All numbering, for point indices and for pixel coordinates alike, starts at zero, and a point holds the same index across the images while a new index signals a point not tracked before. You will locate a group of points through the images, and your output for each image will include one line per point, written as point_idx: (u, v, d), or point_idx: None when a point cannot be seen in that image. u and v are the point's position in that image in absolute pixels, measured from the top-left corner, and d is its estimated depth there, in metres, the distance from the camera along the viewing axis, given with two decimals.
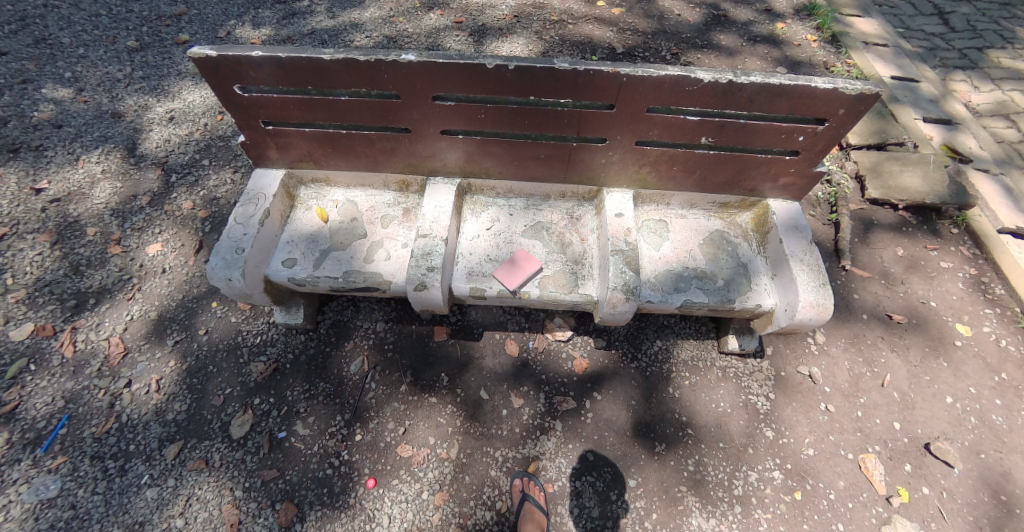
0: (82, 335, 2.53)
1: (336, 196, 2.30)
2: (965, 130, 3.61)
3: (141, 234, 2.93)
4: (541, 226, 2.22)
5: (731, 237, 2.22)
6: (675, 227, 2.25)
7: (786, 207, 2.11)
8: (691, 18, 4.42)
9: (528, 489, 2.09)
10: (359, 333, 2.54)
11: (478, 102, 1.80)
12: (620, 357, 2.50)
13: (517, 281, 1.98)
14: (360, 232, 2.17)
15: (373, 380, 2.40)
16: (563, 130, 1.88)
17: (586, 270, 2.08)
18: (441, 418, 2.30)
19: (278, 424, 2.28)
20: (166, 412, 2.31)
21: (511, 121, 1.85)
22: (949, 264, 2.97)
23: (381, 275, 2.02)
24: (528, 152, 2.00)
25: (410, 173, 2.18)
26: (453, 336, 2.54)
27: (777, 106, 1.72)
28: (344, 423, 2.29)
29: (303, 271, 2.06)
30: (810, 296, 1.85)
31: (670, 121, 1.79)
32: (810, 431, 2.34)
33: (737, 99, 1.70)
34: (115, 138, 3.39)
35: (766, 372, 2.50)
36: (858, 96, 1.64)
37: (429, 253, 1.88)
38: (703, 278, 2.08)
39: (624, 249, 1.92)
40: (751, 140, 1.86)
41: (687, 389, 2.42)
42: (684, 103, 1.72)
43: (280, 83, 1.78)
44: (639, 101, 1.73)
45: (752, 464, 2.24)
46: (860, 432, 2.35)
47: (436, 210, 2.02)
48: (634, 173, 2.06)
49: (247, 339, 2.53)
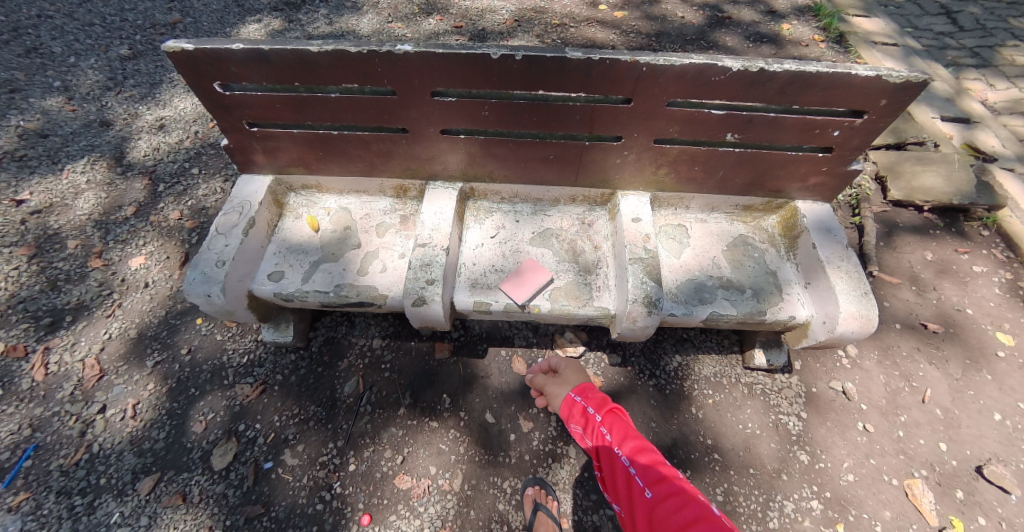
0: (56, 356, 2.35)
1: (328, 203, 2.10)
2: (983, 128, 3.47)
3: (124, 247, 2.78)
4: (549, 232, 2.02)
5: (756, 242, 2.02)
6: (696, 232, 2.03)
7: (815, 209, 1.93)
8: (695, 20, 4.30)
9: (540, 498, 1.94)
10: (353, 351, 2.35)
11: (481, 97, 1.61)
12: (636, 374, 2.30)
13: (526, 294, 1.77)
14: (353, 242, 1.98)
15: (369, 403, 2.21)
16: (574, 128, 1.68)
17: (601, 282, 1.87)
18: (443, 445, 2.10)
19: (265, 453, 2.10)
20: (142, 441, 2.12)
21: (518, 119, 1.67)
22: (983, 268, 2.79)
23: (375, 288, 1.82)
24: (535, 153, 1.81)
25: (407, 177, 1.98)
26: (455, 353, 2.34)
27: (813, 98, 1.52)
28: (336, 451, 2.09)
29: (291, 284, 1.86)
30: (851, 306, 1.67)
31: (692, 116, 1.59)
32: (848, 454, 2.14)
33: (768, 91, 1.50)
34: (102, 148, 3.26)
35: (794, 389, 2.31)
36: (902, 84, 1.45)
37: (428, 264, 1.70)
38: (729, 288, 1.87)
39: (642, 256, 1.73)
40: (782, 137, 1.66)
41: (711, 408, 2.23)
42: (708, 96, 1.53)
43: (264, 80, 1.59)
44: (659, 95, 1.53)
45: (787, 493, 2.04)
46: (902, 454, 2.15)
47: (436, 217, 1.84)
48: (651, 174, 1.85)
49: (233, 359, 2.36)
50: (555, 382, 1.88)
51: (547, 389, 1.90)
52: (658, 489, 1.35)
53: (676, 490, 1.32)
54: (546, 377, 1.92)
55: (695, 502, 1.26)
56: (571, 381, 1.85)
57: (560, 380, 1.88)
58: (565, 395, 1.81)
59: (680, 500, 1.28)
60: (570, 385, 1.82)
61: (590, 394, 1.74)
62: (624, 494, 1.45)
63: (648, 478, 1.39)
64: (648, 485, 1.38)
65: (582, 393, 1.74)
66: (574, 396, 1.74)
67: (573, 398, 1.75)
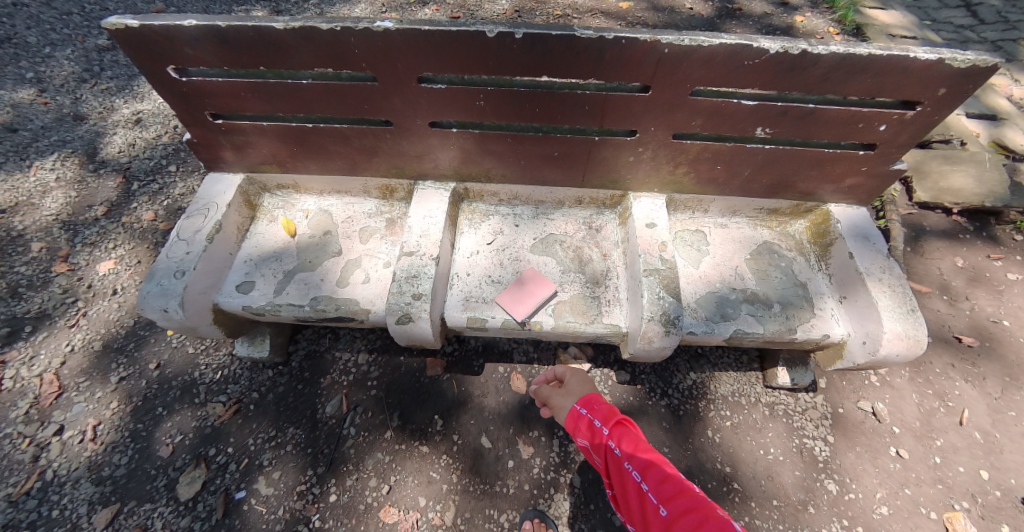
0: (11, 370, 2.14)
1: (306, 205, 1.89)
2: (1012, 125, 3.26)
3: (93, 250, 2.57)
4: (553, 238, 1.81)
5: (782, 250, 1.81)
6: (716, 239, 1.83)
7: (850, 214, 1.73)
8: (704, 12, 4.09)
9: None
10: (337, 367, 2.15)
11: (475, 85, 1.40)
12: (647, 393, 2.10)
13: (526, 310, 1.57)
14: (333, 248, 1.77)
15: (353, 425, 2.01)
16: (581, 120, 1.47)
17: (610, 295, 1.67)
18: (433, 473, 1.90)
19: (237, 481, 1.90)
20: (101, 467, 1.92)
21: (518, 110, 1.46)
22: (1018, 276, 2.58)
23: (356, 302, 1.62)
24: (537, 151, 1.60)
25: (394, 177, 1.77)
26: (448, 370, 2.13)
27: (861, 87, 1.30)
28: (316, 479, 1.89)
29: (262, 296, 1.66)
30: (896, 326, 1.46)
31: (719, 108, 1.38)
32: (880, 483, 1.94)
33: (809, 78, 1.29)
34: (74, 143, 3.04)
35: (820, 409, 2.11)
36: (966, 70, 1.24)
37: (415, 276, 1.50)
38: (755, 302, 1.66)
39: (659, 267, 1.52)
40: (821, 133, 1.45)
41: (729, 432, 2.03)
42: (738, 84, 1.32)
43: (224, 63, 1.38)
44: (682, 82, 1.32)
45: (815, 527, 1.84)
46: (940, 483, 1.95)
47: (426, 221, 1.63)
48: (668, 174, 1.64)
49: (205, 374, 2.16)
50: (560, 393, 1.62)
51: (552, 400, 1.64)
52: (677, 508, 1.14)
53: (697, 508, 1.11)
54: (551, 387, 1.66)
55: (721, 522, 1.05)
56: (578, 392, 1.58)
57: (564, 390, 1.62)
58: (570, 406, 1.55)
59: (700, 518, 1.08)
60: (577, 396, 1.56)
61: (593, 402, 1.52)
62: (638, 516, 1.24)
63: (664, 496, 1.18)
64: (665, 504, 1.17)
65: (587, 405, 1.50)
66: (578, 408, 1.49)
67: (577, 410, 1.51)
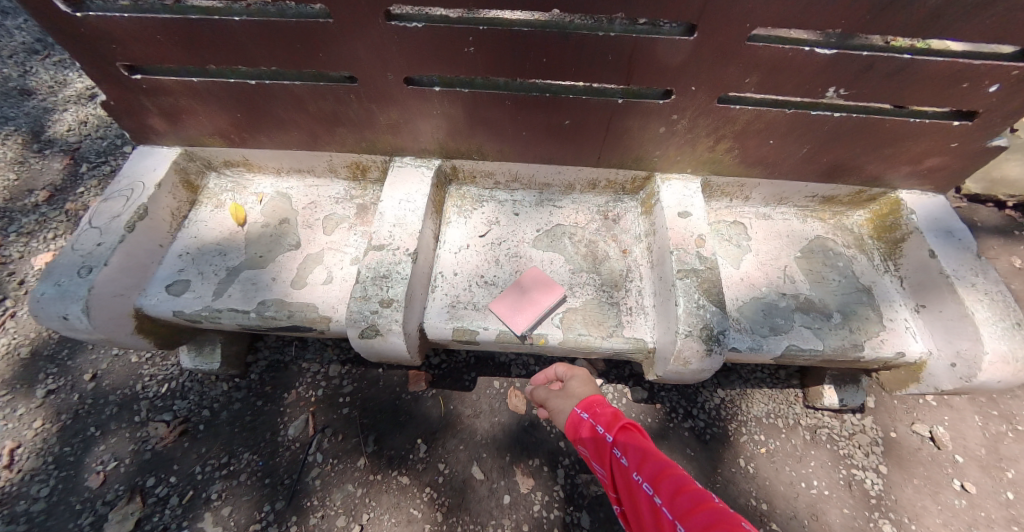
0: None
1: (261, 188, 1.56)
2: None
3: (29, 241, 2.22)
4: (560, 231, 1.48)
5: (838, 247, 1.49)
6: (759, 233, 1.50)
7: (927, 203, 1.40)
8: None
9: None
10: (303, 380, 1.83)
11: (464, 26, 1.06)
12: (667, 415, 1.79)
13: (527, 321, 1.25)
14: (289, 241, 1.44)
15: (320, 451, 1.69)
16: (601, 77, 1.13)
17: (631, 302, 1.35)
18: (414, 510, 1.59)
19: (178, 518, 1.58)
20: (16, 501, 1.60)
21: (519, 63, 1.11)
22: None
23: (314, 308, 1.29)
24: (543, 120, 1.27)
25: (365, 153, 1.43)
26: (435, 385, 1.82)
27: (982, 28, 0.97)
28: (273, 517, 1.58)
29: (198, 299, 1.34)
30: (999, 344, 1.15)
31: (786, 59, 1.05)
32: (944, 524, 1.64)
33: (914, 16, 0.95)
34: (17, 120, 2.64)
35: (869, 434, 1.80)
36: None
37: (386, 277, 1.17)
38: (809, 312, 1.35)
39: (696, 267, 1.20)
40: (913, 95, 1.11)
41: (764, 461, 1.72)
42: (817, 23, 0.98)
43: None
44: (740, 20, 0.98)
45: None
46: (1015, 524, 1.64)
47: (402, 206, 1.29)
48: (706, 151, 1.31)
49: (149, 388, 1.83)
50: (557, 395, 1.34)
51: (549, 403, 1.35)
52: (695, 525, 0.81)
53: (721, 523, 0.79)
54: (548, 389, 1.38)
55: None
56: (578, 393, 1.29)
57: (564, 392, 1.33)
58: (570, 409, 1.26)
59: None
60: (575, 397, 1.28)
61: (597, 407, 1.21)
62: None
63: (679, 511, 0.86)
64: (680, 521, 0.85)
65: (589, 408, 1.21)
66: (579, 413, 1.20)
67: (575, 415, 1.22)
